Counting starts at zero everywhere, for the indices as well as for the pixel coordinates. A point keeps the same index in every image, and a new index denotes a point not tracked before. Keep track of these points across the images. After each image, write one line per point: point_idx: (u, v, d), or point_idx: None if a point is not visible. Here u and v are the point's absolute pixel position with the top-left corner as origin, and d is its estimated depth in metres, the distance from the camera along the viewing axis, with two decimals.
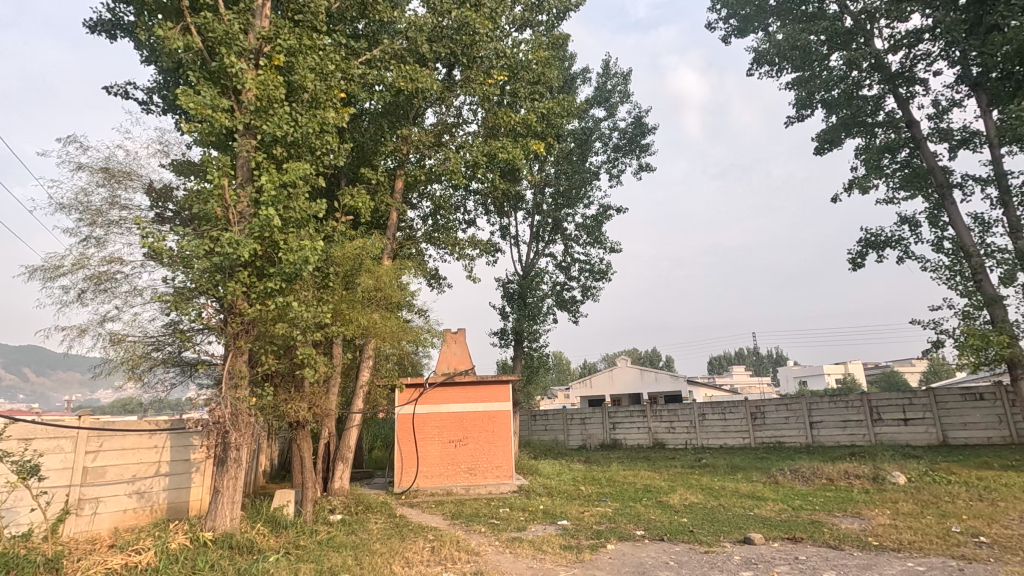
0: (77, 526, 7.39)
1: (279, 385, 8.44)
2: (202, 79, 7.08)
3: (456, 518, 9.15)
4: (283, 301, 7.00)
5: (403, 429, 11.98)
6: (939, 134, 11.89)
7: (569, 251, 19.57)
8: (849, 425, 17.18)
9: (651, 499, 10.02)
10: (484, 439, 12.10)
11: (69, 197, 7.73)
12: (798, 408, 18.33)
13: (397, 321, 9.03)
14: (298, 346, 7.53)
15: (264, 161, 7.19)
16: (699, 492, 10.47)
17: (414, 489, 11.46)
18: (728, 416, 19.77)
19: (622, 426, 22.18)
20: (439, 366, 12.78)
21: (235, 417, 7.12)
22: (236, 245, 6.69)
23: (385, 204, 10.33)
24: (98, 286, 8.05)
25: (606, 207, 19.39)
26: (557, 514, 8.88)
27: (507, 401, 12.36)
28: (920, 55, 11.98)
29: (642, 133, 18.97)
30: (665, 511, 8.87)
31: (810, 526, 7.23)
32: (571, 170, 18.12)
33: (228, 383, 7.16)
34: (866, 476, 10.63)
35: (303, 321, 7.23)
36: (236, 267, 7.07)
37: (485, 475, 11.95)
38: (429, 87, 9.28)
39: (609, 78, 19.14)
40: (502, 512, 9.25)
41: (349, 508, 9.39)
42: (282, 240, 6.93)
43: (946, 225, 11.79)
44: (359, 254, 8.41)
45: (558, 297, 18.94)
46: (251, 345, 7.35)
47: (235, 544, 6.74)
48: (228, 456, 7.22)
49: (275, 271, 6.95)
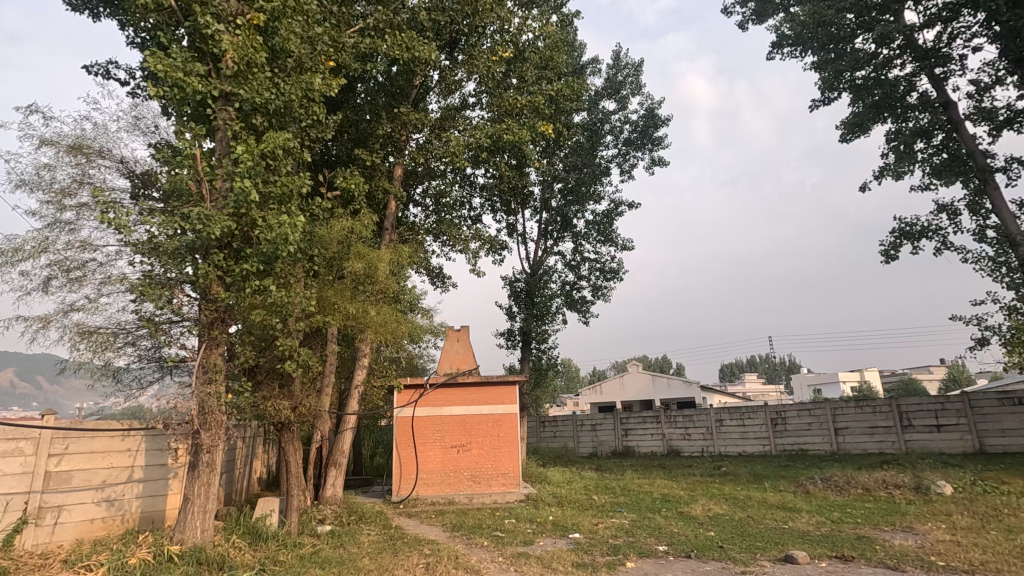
0: (36, 537, 6.60)
1: (262, 383, 7.74)
2: (174, 42, 6.41)
3: (456, 530, 8.33)
4: (261, 285, 6.26)
5: (401, 433, 11.17)
6: (981, 114, 11.02)
7: (579, 249, 18.79)
8: (877, 431, 16.14)
9: (671, 509, 9.15)
10: (489, 444, 11.28)
11: (32, 174, 7.06)
12: (822, 413, 17.31)
13: (393, 314, 8.27)
14: (279, 338, 6.75)
15: (243, 129, 6.49)
16: (723, 502, 9.58)
17: (413, 498, 10.66)
18: (746, 423, 18.79)
19: (635, 432, 21.23)
20: (441, 366, 12.00)
21: (211, 417, 6.41)
22: (210, 221, 6.00)
23: (382, 190, 9.64)
24: (66, 273, 7.38)
25: (617, 203, 18.62)
26: (568, 526, 8.01)
27: (514, 403, 11.56)
28: (959, 29, 11.14)
29: (654, 125, 18.18)
30: (688, 523, 8.00)
31: (858, 543, 6.36)
32: (580, 163, 17.38)
33: (202, 378, 6.44)
34: (907, 486, 9.69)
35: (285, 309, 6.47)
36: (211, 246, 6.33)
37: (489, 483, 11.10)
38: (427, 58, 8.55)
39: (620, 70, 18.41)
40: (507, 524, 8.42)
41: (341, 519, 8.58)
42: (259, 217, 6.18)
43: (990, 212, 10.87)
44: (351, 237, 7.67)
45: (567, 297, 18.13)
46: (228, 338, 6.64)
47: (206, 559, 5.98)
48: (200, 460, 6.45)
49: (252, 251, 6.20)
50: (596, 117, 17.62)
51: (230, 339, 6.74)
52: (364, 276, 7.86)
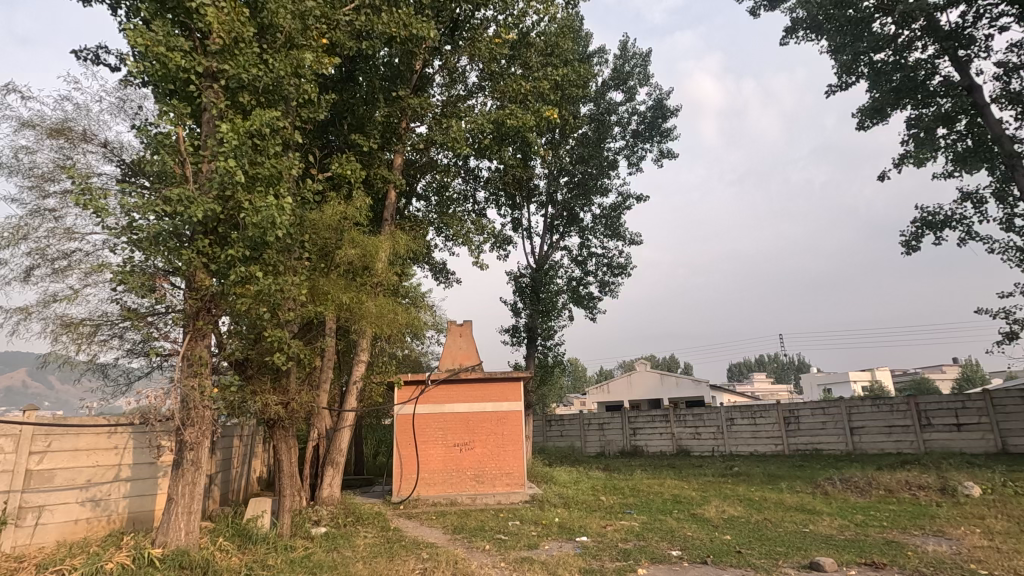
0: (15, 539, 6.24)
1: (252, 377, 7.42)
2: (157, 16, 6.06)
3: (458, 532, 7.94)
4: (247, 271, 5.90)
5: (401, 432, 10.78)
6: (1008, 97, 10.50)
7: (586, 244, 18.37)
8: (895, 431, 15.60)
9: (683, 511, 8.72)
10: (492, 443, 10.88)
11: (9, 157, 6.73)
12: (836, 412, 16.78)
13: (390, 305, 7.89)
14: (267, 328, 6.40)
15: (229, 107, 6.13)
16: (738, 504, 9.14)
17: (414, 498, 10.27)
18: (758, 422, 18.28)
19: (643, 432, 20.79)
20: (443, 362, 11.62)
21: (196, 411, 6.09)
22: (193, 202, 5.66)
23: (382, 178, 9.38)
24: (48, 262, 7.04)
25: (624, 197, 18.18)
26: (575, 529, 7.59)
27: (518, 400, 11.16)
28: (984, 9, 10.63)
29: (663, 116, 17.69)
30: (702, 526, 7.57)
31: (888, 548, 5.92)
32: (586, 155, 16.93)
33: (187, 370, 6.12)
34: (932, 487, 9.21)
35: (273, 297, 6.11)
36: (196, 232, 6.00)
37: (493, 483, 10.71)
38: (426, 36, 8.24)
39: (627, 61, 17.98)
40: (511, 526, 8.02)
41: (336, 520, 8.22)
42: (245, 199, 5.81)
43: (1018, 199, 10.35)
44: (346, 224, 7.28)
45: (573, 292, 17.71)
46: (214, 328, 6.33)
47: (188, 564, 5.59)
48: (184, 457, 6.07)
49: (237, 236, 5.83)
50: (602, 108, 17.20)
51: (216, 330, 6.42)
52: (358, 263, 7.48)
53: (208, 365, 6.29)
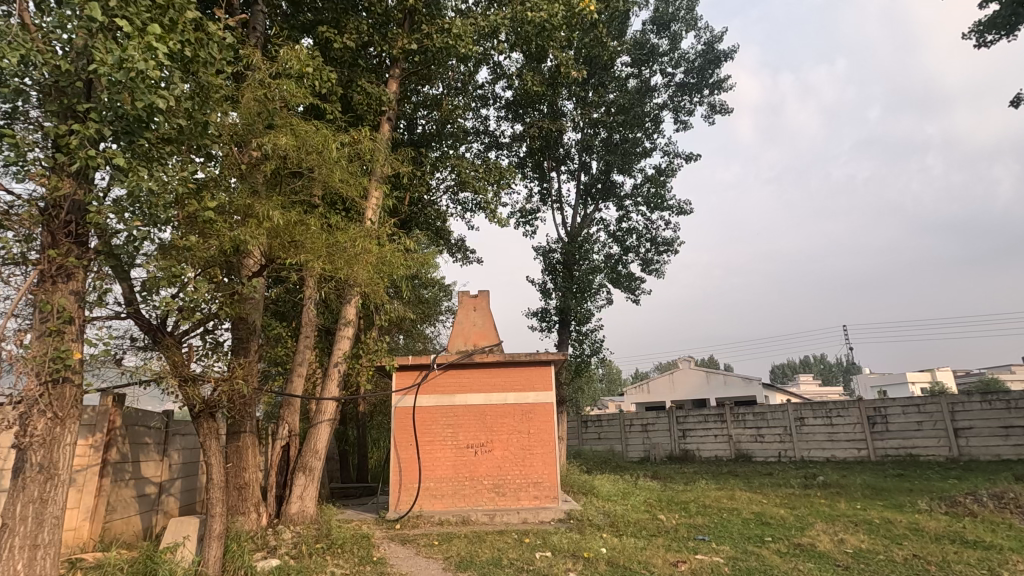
0: None
1: (170, 348, 5.17)
2: None
3: (462, 568, 5.63)
4: (110, 163, 3.73)
5: (402, 429, 8.53)
6: None
7: (626, 217, 15.91)
8: (1014, 433, 12.57)
9: (783, 541, 6.20)
10: (516, 444, 8.55)
11: None
12: (935, 410, 13.78)
13: (365, 249, 5.66)
14: (156, 261, 4.18)
15: None
16: (859, 531, 6.52)
17: (415, 515, 8.02)
18: (835, 422, 15.32)
19: (694, 434, 18.16)
20: (454, 342, 9.35)
21: (53, 389, 3.98)
22: (17, 50, 3.53)
23: (366, 98, 7.36)
24: None
25: (670, 159, 15.63)
26: (635, 570, 5.13)
27: (549, 389, 8.79)
28: None
29: (715, 63, 15.07)
30: (824, 569, 5.07)
31: None
32: (626, 109, 14.37)
33: (35, 328, 3.94)
34: None
35: (156, 209, 3.93)
36: (45, 112, 3.88)
37: (517, 496, 8.37)
38: None
39: (671, 3, 15.32)
40: (539, 560, 5.64)
41: (299, 548, 6.00)
42: (100, 44, 3.61)
43: None
44: (289, 118, 5.12)
45: (612, 271, 15.25)
46: (85, 266, 4.18)
47: None
48: (26, 462, 3.89)
49: (92, 107, 3.64)
50: (643, 56, 14.63)
51: (88, 271, 4.25)
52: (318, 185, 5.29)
53: (75, 319, 4.11)
